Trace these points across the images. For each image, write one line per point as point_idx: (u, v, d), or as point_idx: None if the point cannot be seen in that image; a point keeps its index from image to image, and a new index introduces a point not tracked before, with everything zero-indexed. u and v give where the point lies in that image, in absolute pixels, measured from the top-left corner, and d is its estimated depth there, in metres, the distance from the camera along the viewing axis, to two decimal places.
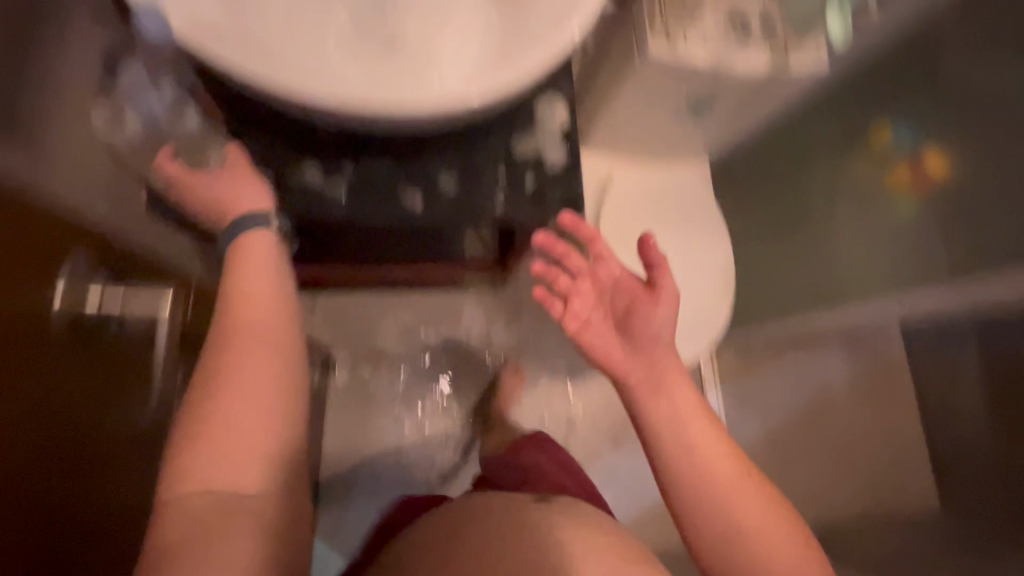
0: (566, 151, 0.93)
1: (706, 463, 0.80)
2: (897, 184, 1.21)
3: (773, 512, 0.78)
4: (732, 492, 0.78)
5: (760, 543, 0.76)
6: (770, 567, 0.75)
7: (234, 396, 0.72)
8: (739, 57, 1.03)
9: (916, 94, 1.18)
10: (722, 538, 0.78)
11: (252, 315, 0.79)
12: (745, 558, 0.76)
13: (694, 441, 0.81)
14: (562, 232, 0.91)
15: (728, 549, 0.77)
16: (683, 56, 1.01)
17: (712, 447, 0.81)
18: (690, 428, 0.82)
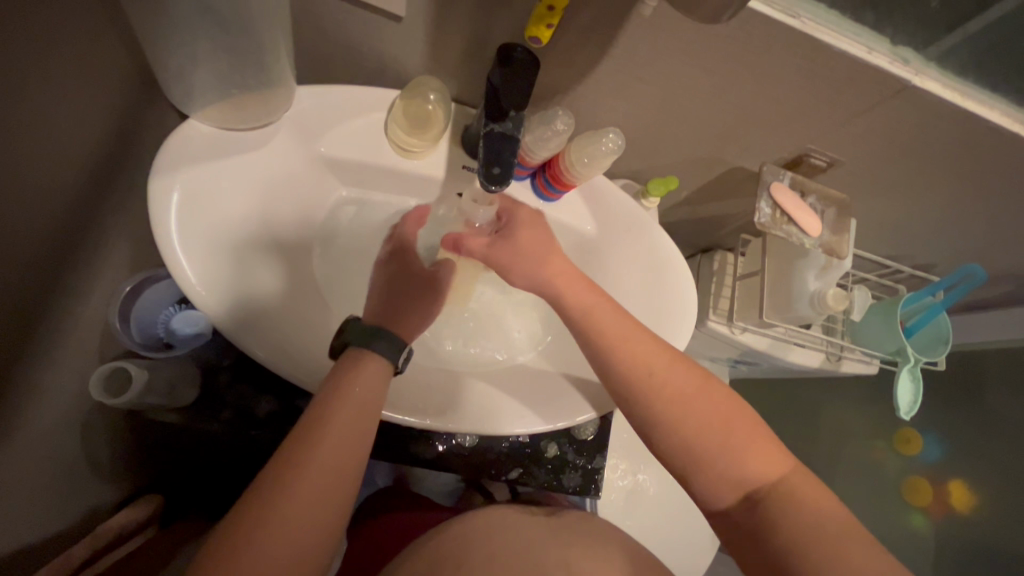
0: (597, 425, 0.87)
1: (632, 373, 0.54)
2: (915, 501, 1.15)
3: (720, 405, 0.52)
4: (654, 386, 0.53)
5: (692, 421, 0.52)
6: (698, 448, 0.51)
7: (274, 545, 0.41)
8: (794, 353, 0.95)
9: (951, 416, 1.13)
10: (651, 414, 0.53)
11: (344, 420, 0.47)
12: (667, 444, 0.52)
13: (620, 352, 0.55)
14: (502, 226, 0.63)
15: (663, 430, 0.53)
16: (739, 338, 0.93)
17: (642, 351, 0.55)
18: (602, 324, 0.56)
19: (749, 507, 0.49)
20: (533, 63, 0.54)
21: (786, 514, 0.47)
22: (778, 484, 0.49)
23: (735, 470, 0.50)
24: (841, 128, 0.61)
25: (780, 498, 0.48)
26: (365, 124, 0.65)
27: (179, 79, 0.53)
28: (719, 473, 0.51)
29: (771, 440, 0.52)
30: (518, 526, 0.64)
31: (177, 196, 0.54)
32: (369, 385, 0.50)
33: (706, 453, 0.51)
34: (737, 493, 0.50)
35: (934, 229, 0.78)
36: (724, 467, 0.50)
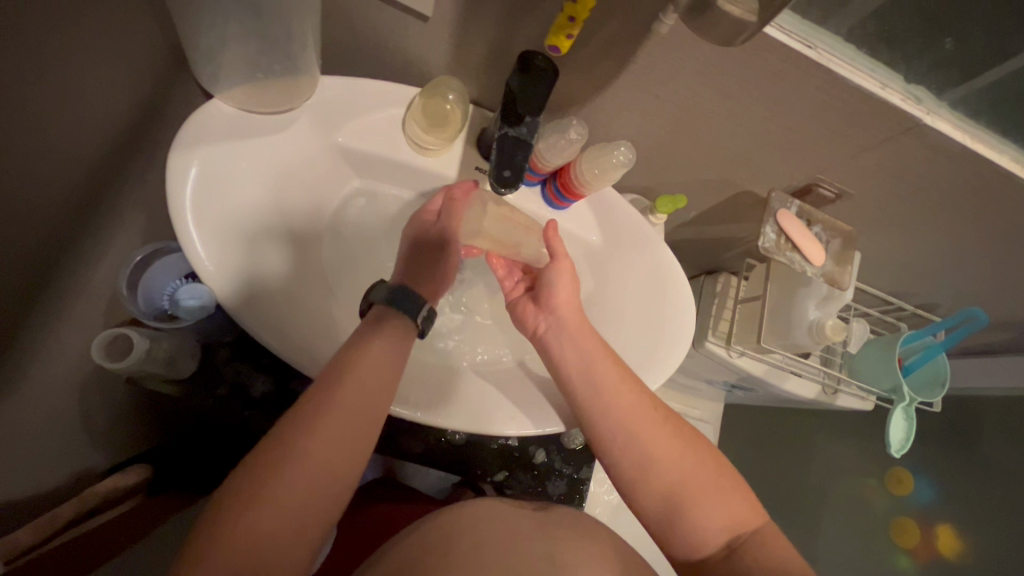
0: (587, 434, 0.87)
1: (621, 424, 0.54)
2: (902, 543, 1.14)
3: (702, 458, 0.53)
4: (642, 433, 0.53)
5: (676, 472, 0.52)
6: (681, 500, 0.51)
7: (283, 506, 0.42)
8: (790, 382, 0.95)
9: (945, 460, 1.12)
10: (634, 467, 0.53)
11: (351, 401, 0.48)
12: (649, 497, 0.52)
13: (611, 400, 0.55)
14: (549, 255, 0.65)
15: (645, 484, 0.52)
16: (736, 362, 0.93)
17: (631, 401, 0.55)
18: (597, 370, 0.57)
19: (728, 565, 0.49)
20: (552, 71, 0.55)
21: (757, 564, 0.48)
22: (755, 539, 0.50)
23: (716, 525, 0.50)
24: (851, 160, 0.62)
25: (760, 556, 0.48)
26: (384, 119, 0.66)
27: (208, 59, 0.55)
28: (699, 528, 0.50)
29: (748, 494, 0.53)
30: (506, 518, 0.64)
31: (195, 172, 0.55)
32: (382, 357, 0.51)
33: (687, 507, 0.51)
34: (716, 550, 0.50)
35: (938, 269, 0.78)
36: (705, 520, 0.50)
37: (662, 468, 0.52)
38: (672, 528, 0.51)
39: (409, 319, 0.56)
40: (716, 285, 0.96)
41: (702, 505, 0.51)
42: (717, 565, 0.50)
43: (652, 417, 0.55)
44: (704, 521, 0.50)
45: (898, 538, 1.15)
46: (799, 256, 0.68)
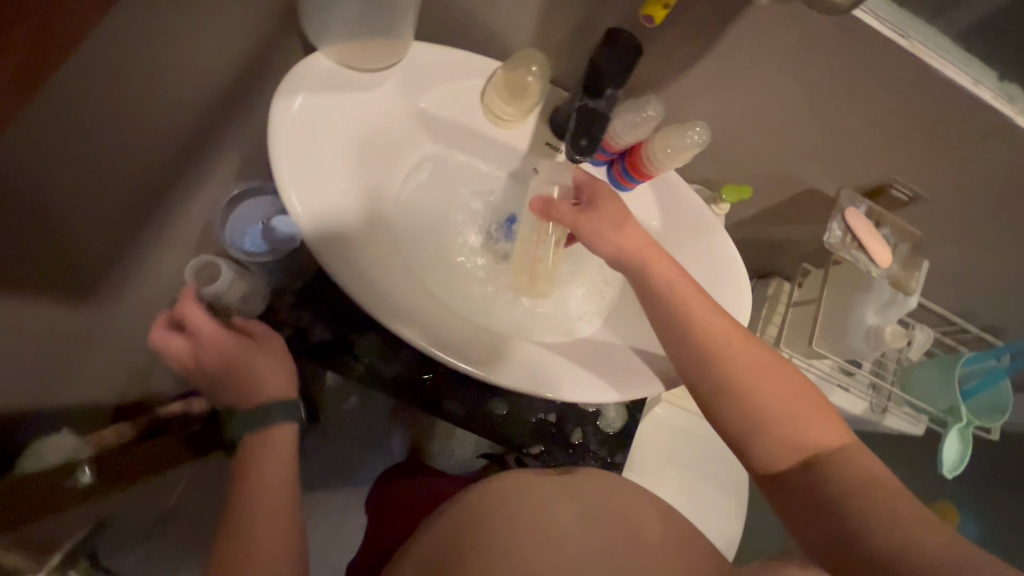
0: (624, 420, 0.88)
1: (706, 342, 0.57)
2: None
3: (784, 376, 0.55)
4: (726, 351, 0.56)
5: (760, 388, 0.54)
6: (764, 411, 0.53)
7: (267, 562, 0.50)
8: (837, 395, 0.93)
9: (995, 497, 1.06)
10: (718, 379, 0.55)
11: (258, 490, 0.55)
12: (728, 405, 0.54)
13: (695, 316, 0.58)
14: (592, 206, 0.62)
15: (728, 395, 0.55)
16: None
17: (715, 320, 0.57)
18: (679, 288, 0.59)
19: (811, 474, 0.50)
20: (637, 47, 0.57)
21: (839, 479, 0.49)
22: (841, 453, 0.51)
23: (798, 437, 0.52)
24: (929, 161, 0.61)
25: (844, 470, 0.49)
26: (465, 88, 0.70)
27: (320, 14, 0.59)
28: (780, 440, 0.52)
29: (834, 415, 0.53)
30: (533, 483, 0.65)
31: (295, 116, 0.60)
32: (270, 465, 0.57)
33: (772, 418, 0.53)
34: (795, 461, 0.51)
35: (1008, 287, 0.76)
36: (788, 432, 0.52)
37: (746, 384, 0.54)
38: (752, 442, 0.53)
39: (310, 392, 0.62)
40: (767, 289, 0.95)
41: (786, 421, 0.52)
42: (797, 475, 0.51)
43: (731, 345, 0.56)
44: (789, 435, 0.52)
45: None
46: (864, 255, 0.67)
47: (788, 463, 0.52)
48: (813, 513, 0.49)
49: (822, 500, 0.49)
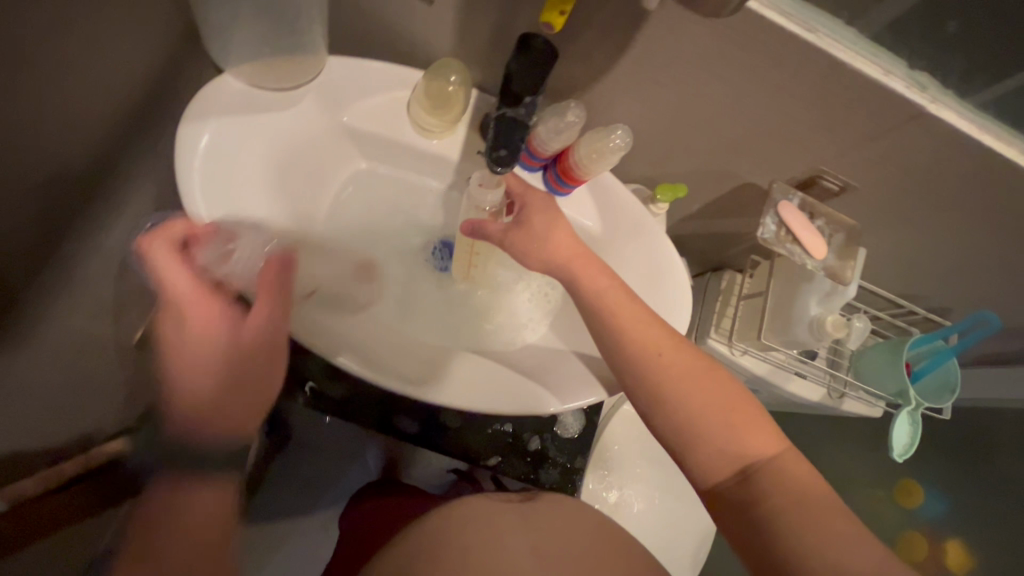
0: (582, 424, 0.87)
1: (639, 351, 0.56)
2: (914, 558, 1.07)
3: (717, 387, 0.55)
4: (659, 365, 0.56)
5: (693, 402, 0.54)
6: (698, 425, 0.53)
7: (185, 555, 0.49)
8: (795, 382, 0.93)
9: (957, 472, 1.08)
10: (653, 394, 0.55)
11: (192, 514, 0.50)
12: (670, 422, 0.54)
13: (627, 329, 0.57)
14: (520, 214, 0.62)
15: (664, 409, 0.55)
16: (739, 361, 0.92)
17: (647, 333, 0.57)
18: (610, 300, 0.59)
19: (746, 486, 0.50)
20: (552, 53, 0.56)
21: (774, 491, 0.49)
22: (774, 463, 0.51)
23: (732, 450, 0.52)
24: (853, 151, 0.61)
25: (778, 482, 0.49)
26: (388, 100, 0.68)
27: (219, 34, 0.57)
28: (718, 451, 0.52)
29: (769, 424, 0.54)
30: (494, 511, 0.65)
31: (205, 141, 0.58)
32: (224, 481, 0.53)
33: (707, 429, 0.53)
34: (735, 473, 0.51)
35: (946, 269, 0.76)
36: (727, 444, 0.52)
37: (684, 395, 0.54)
38: (691, 452, 0.53)
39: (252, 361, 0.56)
40: (721, 282, 0.95)
41: (725, 435, 0.52)
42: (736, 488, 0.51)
43: (667, 357, 0.56)
44: (728, 443, 0.52)
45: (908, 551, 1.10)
46: (799, 249, 0.67)
47: (730, 472, 0.52)
48: (750, 527, 0.49)
49: (762, 511, 0.49)
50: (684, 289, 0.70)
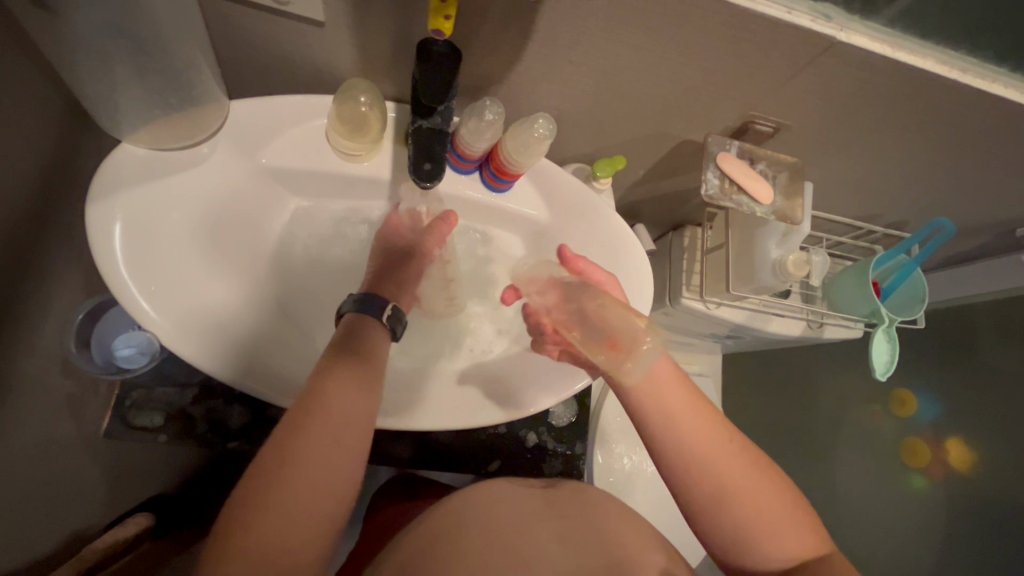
0: (575, 409, 0.87)
1: (695, 441, 0.55)
2: (913, 463, 1.12)
3: (772, 486, 0.54)
4: (712, 463, 0.54)
5: (747, 502, 0.53)
6: (748, 525, 0.52)
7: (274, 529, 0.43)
8: (774, 322, 0.93)
9: (946, 373, 1.10)
10: (709, 492, 0.54)
11: (304, 479, 0.45)
12: (721, 518, 0.53)
13: (682, 423, 0.56)
14: (591, 273, 0.66)
15: (715, 510, 0.53)
16: (716, 313, 0.93)
17: (700, 418, 0.56)
18: (669, 399, 0.57)
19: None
20: (455, 55, 0.53)
21: None
22: (823, 562, 0.51)
23: (783, 551, 0.52)
24: (777, 92, 0.60)
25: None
26: (303, 132, 0.65)
27: (105, 108, 0.52)
28: (764, 550, 0.52)
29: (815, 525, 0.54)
30: (511, 500, 0.64)
31: (121, 220, 0.55)
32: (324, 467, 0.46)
33: (757, 530, 0.52)
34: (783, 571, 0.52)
35: (894, 186, 0.76)
36: (776, 545, 0.52)
37: (738, 487, 0.53)
38: (740, 546, 0.53)
39: (377, 322, 0.57)
40: (684, 240, 0.95)
41: (777, 533, 0.52)
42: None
43: (726, 446, 0.55)
44: (776, 544, 0.52)
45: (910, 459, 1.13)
46: (745, 198, 0.66)
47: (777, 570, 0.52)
48: None
49: None
50: (640, 262, 0.70)
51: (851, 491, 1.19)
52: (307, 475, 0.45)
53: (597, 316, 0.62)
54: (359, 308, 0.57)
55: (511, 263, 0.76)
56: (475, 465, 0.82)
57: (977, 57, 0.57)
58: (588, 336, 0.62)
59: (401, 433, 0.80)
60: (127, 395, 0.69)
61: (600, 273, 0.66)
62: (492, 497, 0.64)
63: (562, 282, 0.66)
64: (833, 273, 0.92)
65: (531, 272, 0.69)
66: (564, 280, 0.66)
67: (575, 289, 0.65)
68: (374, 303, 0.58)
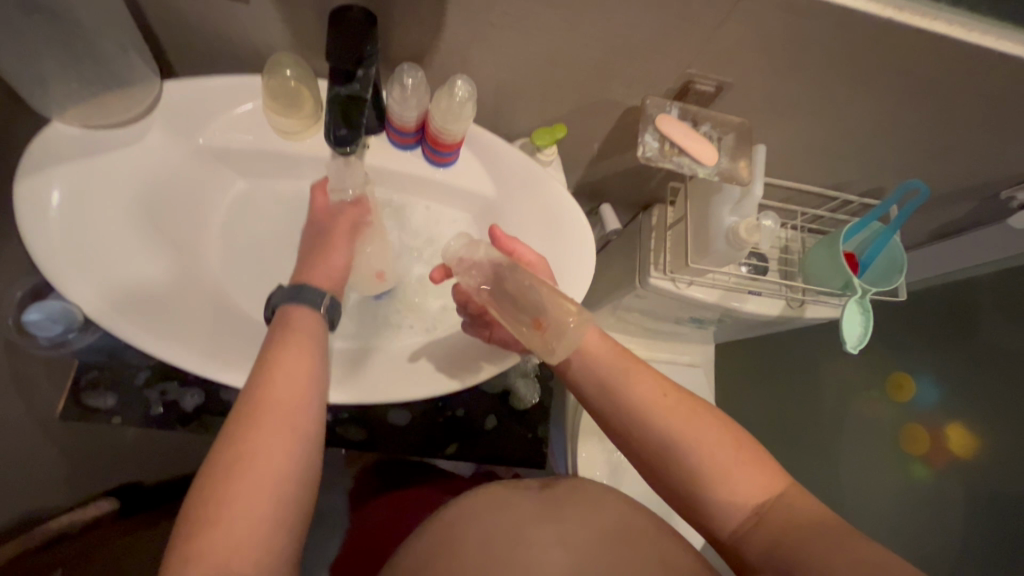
0: (538, 392, 0.85)
1: (636, 403, 0.55)
2: (913, 450, 1.06)
3: (724, 433, 0.54)
4: (665, 423, 0.54)
5: (701, 451, 0.53)
6: (698, 474, 0.53)
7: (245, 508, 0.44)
8: (751, 301, 0.89)
9: (945, 354, 1.05)
10: (660, 449, 0.55)
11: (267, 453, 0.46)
12: (678, 470, 0.54)
13: (630, 392, 0.56)
14: (523, 253, 0.64)
15: (671, 463, 0.54)
16: (687, 293, 0.89)
17: (637, 375, 0.57)
18: (604, 372, 0.57)
19: (760, 530, 0.51)
20: (368, 20, 0.54)
21: (785, 519, 0.50)
22: (780, 501, 0.51)
23: (742, 497, 0.52)
24: (710, 45, 0.58)
25: (783, 519, 0.50)
26: (240, 112, 0.66)
27: (31, 86, 0.54)
28: (728, 493, 0.52)
29: (775, 461, 0.54)
30: (509, 504, 0.62)
31: (50, 197, 0.56)
32: (280, 436, 0.47)
33: (716, 474, 0.52)
34: (748, 512, 0.52)
35: (856, 147, 0.73)
36: (735, 488, 0.52)
37: (686, 440, 0.53)
38: (703, 494, 0.53)
39: (319, 310, 0.57)
40: (652, 218, 0.92)
41: (732, 472, 0.52)
42: (747, 520, 0.52)
43: (665, 399, 0.55)
44: (732, 485, 0.52)
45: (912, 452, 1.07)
46: (686, 161, 0.64)
47: (745, 510, 0.52)
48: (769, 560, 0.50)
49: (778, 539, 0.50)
50: (582, 234, 0.68)
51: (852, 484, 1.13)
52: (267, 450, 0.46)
53: (524, 296, 0.59)
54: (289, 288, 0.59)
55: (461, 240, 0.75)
56: (435, 449, 0.81)
57: None
58: (515, 315, 0.60)
59: (359, 417, 0.80)
60: (82, 377, 0.71)
61: (535, 256, 0.64)
62: (494, 503, 0.62)
63: (495, 263, 0.60)
64: (807, 247, 0.88)
65: (461, 254, 0.60)
66: (498, 261, 0.60)
67: (505, 269, 0.60)
68: (305, 289, 0.58)
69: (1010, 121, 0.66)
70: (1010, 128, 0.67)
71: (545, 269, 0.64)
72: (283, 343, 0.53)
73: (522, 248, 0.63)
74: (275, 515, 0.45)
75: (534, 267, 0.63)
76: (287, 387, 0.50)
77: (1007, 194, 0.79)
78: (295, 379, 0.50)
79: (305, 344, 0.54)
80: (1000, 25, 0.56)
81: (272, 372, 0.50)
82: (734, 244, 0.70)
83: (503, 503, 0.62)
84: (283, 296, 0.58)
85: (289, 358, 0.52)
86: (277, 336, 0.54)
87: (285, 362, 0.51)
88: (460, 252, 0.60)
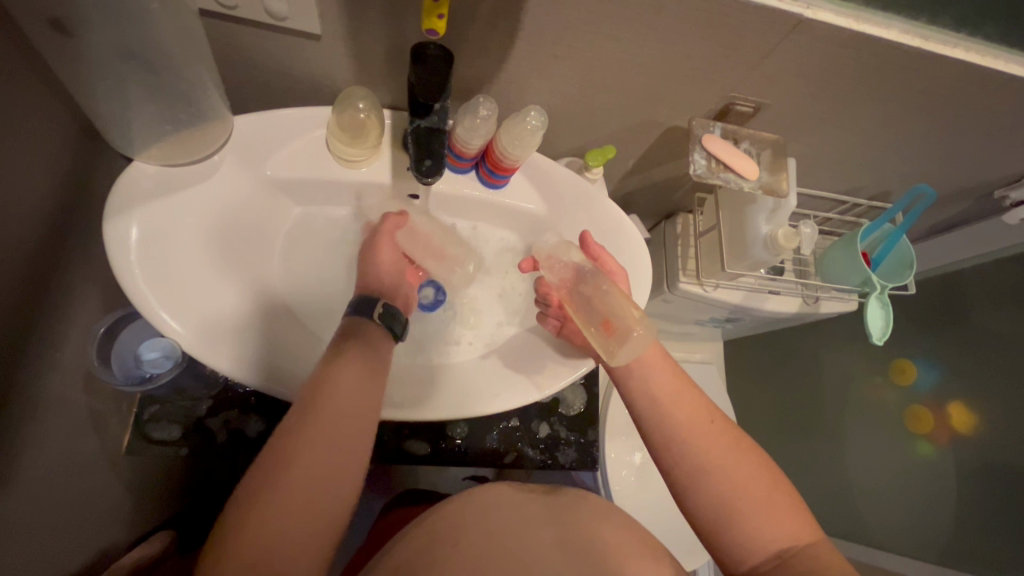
0: (584, 398, 0.89)
1: (680, 412, 0.58)
2: (916, 430, 1.14)
3: (760, 469, 0.55)
4: (697, 442, 0.56)
5: (727, 484, 0.54)
6: (727, 504, 0.54)
7: (277, 511, 0.45)
8: (771, 301, 0.95)
9: (943, 341, 1.13)
10: (692, 468, 0.56)
11: (311, 460, 0.48)
12: (705, 497, 0.55)
13: (672, 411, 0.58)
14: (604, 260, 0.69)
15: (698, 488, 0.55)
16: (713, 296, 0.95)
17: (681, 393, 0.59)
18: (654, 382, 0.60)
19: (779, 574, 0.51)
20: (446, 57, 0.57)
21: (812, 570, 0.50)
22: (808, 552, 0.51)
23: (769, 537, 0.52)
24: (754, 72, 0.63)
25: (809, 567, 0.50)
26: (306, 142, 0.67)
27: (118, 127, 0.55)
28: (754, 531, 0.53)
29: (805, 512, 0.55)
30: (515, 503, 0.65)
31: (134, 235, 0.57)
32: (325, 446, 0.49)
33: (746, 512, 0.53)
34: (770, 555, 0.52)
35: (872, 157, 0.80)
36: (760, 526, 0.53)
37: (722, 455, 0.55)
38: (728, 525, 0.53)
39: (384, 322, 0.59)
40: (677, 227, 0.99)
41: (761, 511, 0.53)
42: (768, 561, 0.52)
43: (713, 423, 0.58)
44: (761, 523, 0.53)
45: (911, 433, 1.15)
46: (733, 176, 0.69)
47: (770, 552, 0.52)
48: None
49: None
50: (634, 247, 0.73)
51: (862, 462, 1.21)
52: (310, 460, 0.48)
53: (599, 300, 0.64)
54: (361, 304, 0.60)
55: (512, 255, 0.79)
56: (491, 457, 0.84)
57: (935, 25, 0.61)
58: (587, 315, 0.64)
59: (418, 430, 0.82)
60: (144, 410, 0.71)
61: (616, 263, 0.69)
62: (500, 503, 0.65)
63: (577, 265, 0.67)
64: (824, 249, 0.94)
65: (552, 251, 0.69)
66: (579, 263, 0.67)
67: (588, 271, 0.66)
68: (368, 301, 0.60)
69: (1009, 131, 0.73)
70: (1008, 138, 0.75)
71: (622, 275, 0.69)
72: (355, 362, 0.54)
73: (602, 254, 0.69)
74: (300, 525, 0.46)
75: (615, 276, 0.68)
76: (343, 403, 0.51)
77: (1000, 193, 0.88)
78: (355, 398, 0.52)
79: (369, 365, 0.55)
80: (1007, 50, 0.63)
81: (328, 387, 0.52)
82: (772, 250, 0.76)
83: (507, 501, 0.65)
84: (357, 313, 0.59)
85: (355, 374, 0.54)
86: (353, 355, 0.55)
87: (346, 379, 0.53)
88: (553, 249, 0.68)
